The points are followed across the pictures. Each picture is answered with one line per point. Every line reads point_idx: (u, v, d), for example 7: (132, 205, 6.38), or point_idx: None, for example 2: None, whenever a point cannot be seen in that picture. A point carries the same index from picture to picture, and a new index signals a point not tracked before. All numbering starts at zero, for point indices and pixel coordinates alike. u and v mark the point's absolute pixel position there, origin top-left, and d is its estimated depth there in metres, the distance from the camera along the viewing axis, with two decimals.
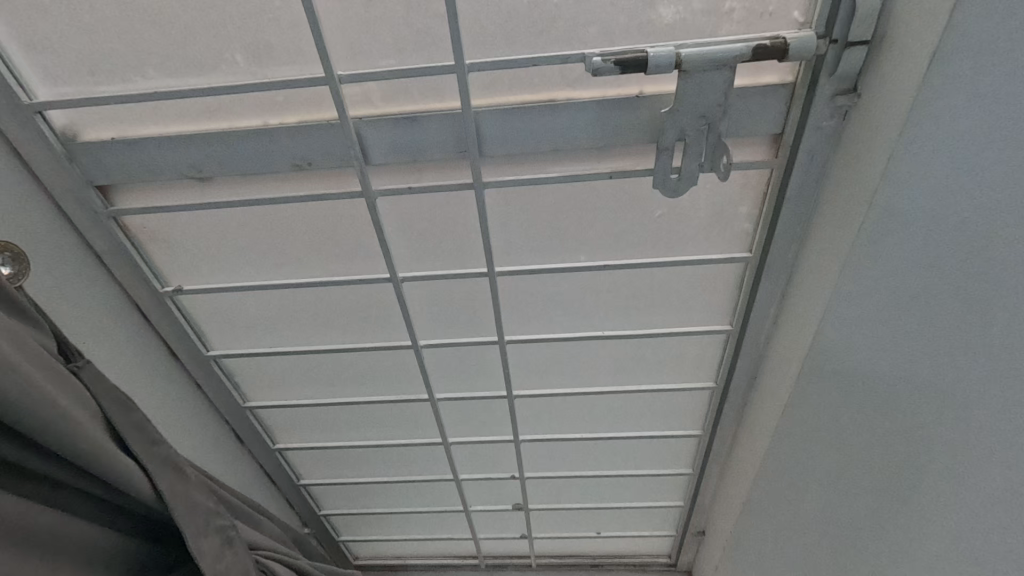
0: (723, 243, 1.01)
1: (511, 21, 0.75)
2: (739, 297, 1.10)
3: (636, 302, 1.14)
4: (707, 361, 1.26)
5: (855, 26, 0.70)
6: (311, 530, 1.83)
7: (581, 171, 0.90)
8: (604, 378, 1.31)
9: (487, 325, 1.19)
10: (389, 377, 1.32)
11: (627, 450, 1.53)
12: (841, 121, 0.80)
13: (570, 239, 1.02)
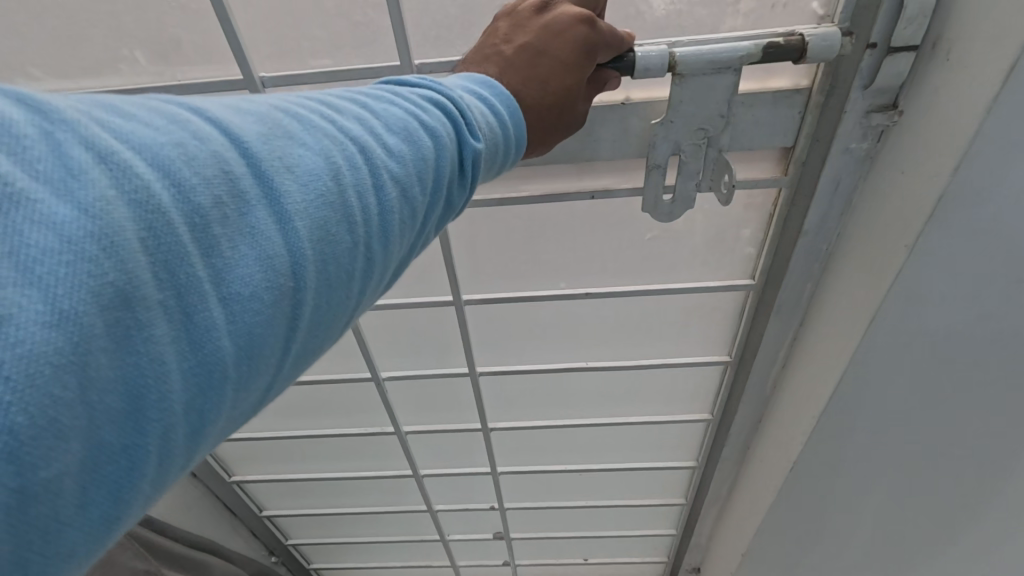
0: (722, 268, 0.92)
1: (466, 15, 0.66)
2: (740, 330, 1.01)
3: (619, 333, 1.05)
4: (697, 392, 1.18)
5: (901, 29, 0.59)
6: (279, 558, 1.77)
7: (558, 187, 0.81)
8: (584, 410, 1.24)
9: (457, 358, 1.10)
10: (354, 410, 1.24)
11: (611, 482, 1.46)
12: (876, 143, 0.69)
13: (548, 264, 0.93)
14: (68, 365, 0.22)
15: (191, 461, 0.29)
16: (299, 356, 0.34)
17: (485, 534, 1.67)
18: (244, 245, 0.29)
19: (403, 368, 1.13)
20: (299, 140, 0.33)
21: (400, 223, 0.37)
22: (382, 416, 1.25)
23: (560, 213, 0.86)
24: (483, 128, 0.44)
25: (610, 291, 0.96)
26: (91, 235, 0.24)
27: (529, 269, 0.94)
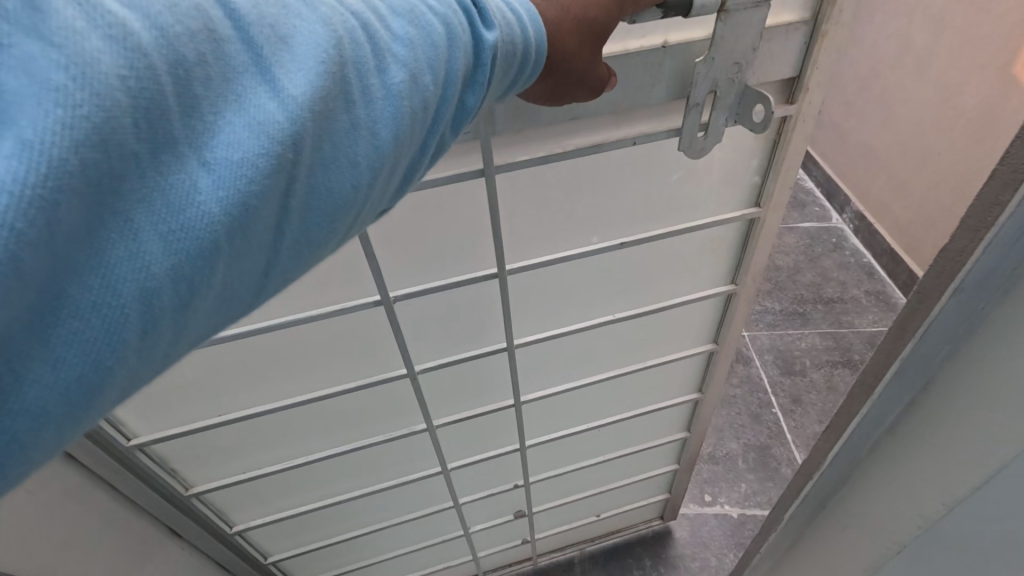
0: (728, 198, 0.82)
1: None
2: (744, 262, 0.90)
3: (630, 266, 0.86)
4: (697, 328, 1.02)
5: None
6: None
7: (601, 140, 0.69)
8: (600, 359, 1.00)
9: (496, 333, 0.86)
10: (374, 415, 0.91)
11: (623, 434, 1.17)
12: None
13: (592, 225, 0.79)
14: (42, 203, 0.21)
15: (185, 337, 0.28)
16: (299, 244, 0.31)
17: (514, 542, 1.31)
18: (232, 112, 0.26)
19: (433, 374, 0.88)
20: (298, 4, 0.29)
21: (411, 115, 0.33)
22: (411, 412, 0.92)
23: (602, 164, 0.73)
24: (498, 19, 0.39)
25: (638, 235, 0.81)
26: (58, 67, 0.21)
27: (570, 231, 0.78)
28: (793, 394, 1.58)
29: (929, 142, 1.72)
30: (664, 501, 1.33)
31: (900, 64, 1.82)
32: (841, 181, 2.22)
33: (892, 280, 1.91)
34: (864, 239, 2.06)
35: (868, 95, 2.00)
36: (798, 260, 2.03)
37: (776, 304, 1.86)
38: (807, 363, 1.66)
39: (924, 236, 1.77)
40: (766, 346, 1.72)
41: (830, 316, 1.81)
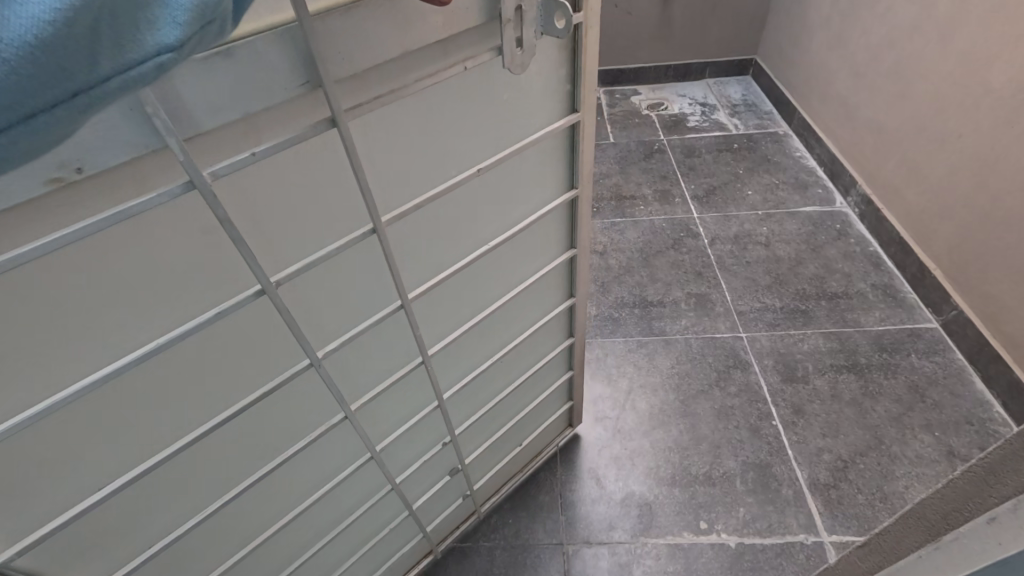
0: (544, 109, 0.78)
1: None
2: (578, 164, 0.87)
3: (485, 187, 0.79)
4: (552, 237, 0.98)
5: None
6: None
7: (439, 70, 0.62)
8: (477, 296, 0.92)
9: (385, 289, 0.75)
10: (289, 418, 0.78)
11: (520, 358, 1.13)
12: None
13: (450, 157, 0.71)
14: None
15: None
16: (18, 38, 0.28)
17: (457, 499, 1.24)
18: None
19: (339, 358, 0.77)
20: None
21: None
22: (324, 402, 0.80)
23: (440, 95, 0.65)
24: None
25: (493, 160, 0.75)
26: None
27: (436, 168, 0.70)
28: (794, 403, 1.46)
29: (944, 121, 1.58)
30: (570, 410, 1.39)
31: (918, 33, 1.66)
32: (848, 161, 2.08)
33: (901, 272, 1.77)
34: (871, 225, 1.92)
35: (881, 68, 1.85)
36: (800, 250, 1.90)
37: (776, 301, 1.74)
38: (810, 367, 1.54)
39: (936, 225, 1.62)
40: (765, 349, 1.60)
41: (834, 314, 1.68)
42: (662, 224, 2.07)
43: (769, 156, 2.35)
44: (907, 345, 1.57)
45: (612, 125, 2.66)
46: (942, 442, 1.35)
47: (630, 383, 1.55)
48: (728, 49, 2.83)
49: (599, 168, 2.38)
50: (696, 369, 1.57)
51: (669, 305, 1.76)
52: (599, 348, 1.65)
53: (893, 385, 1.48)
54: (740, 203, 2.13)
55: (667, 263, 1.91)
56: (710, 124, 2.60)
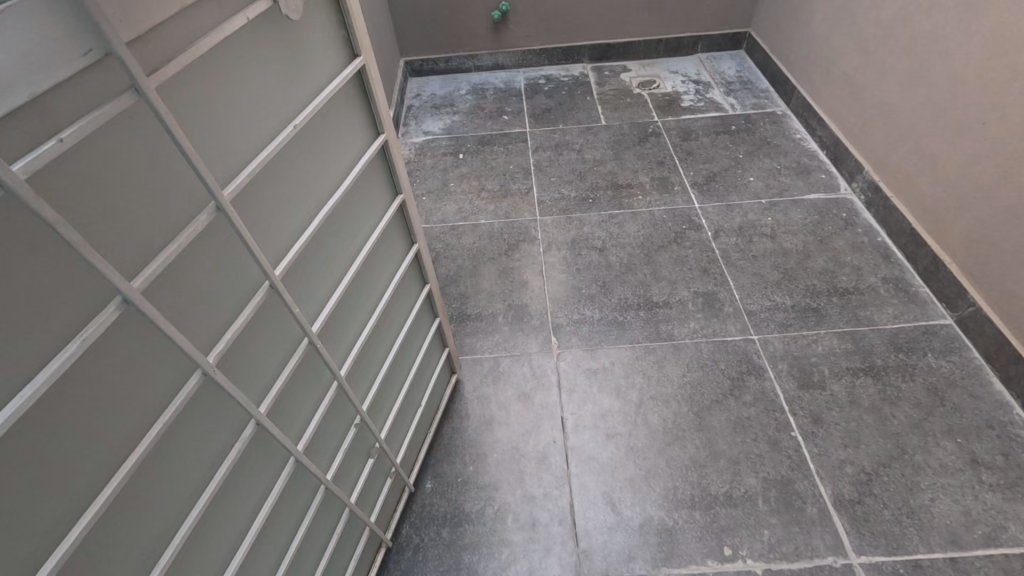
0: (330, 57, 0.77)
1: None
2: (375, 109, 0.89)
3: (306, 146, 0.76)
4: (378, 188, 0.98)
5: None
6: None
7: (227, 24, 0.57)
8: (332, 265, 0.88)
9: (246, 273, 0.69)
10: (200, 444, 0.67)
11: (392, 316, 1.13)
12: None
13: (265, 116, 0.66)
14: None
15: None
16: None
17: (386, 480, 1.21)
18: None
19: (229, 360, 0.70)
20: None
21: None
22: (231, 411, 0.71)
23: (233, 50, 0.60)
24: None
25: (307, 114, 0.72)
26: None
27: (254, 130, 0.65)
28: (813, 412, 1.39)
29: (963, 104, 1.49)
30: (449, 355, 1.47)
31: (937, 8, 1.55)
32: (853, 145, 1.98)
33: (911, 264, 1.70)
34: (878, 213, 1.84)
35: (892, 46, 1.74)
36: (807, 242, 1.82)
37: (787, 299, 1.65)
38: (827, 372, 1.47)
39: (953, 215, 1.55)
40: (779, 352, 1.52)
41: (845, 311, 1.61)
42: (662, 215, 1.96)
43: (768, 138, 2.25)
44: (922, 344, 1.51)
45: (603, 106, 2.51)
46: (966, 449, 1.30)
47: (640, 396, 1.46)
48: (720, 22, 2.69)
49: (592, 154, 2.25)
50: (709, 378, 1.48)
51: (676, 306, 1.67)
52: (605, 356, 1.55)
53: (913, 388, 1.42)
54: (742, 190, 2.03)
55: (670, 259, 1.81)
56: (704, 104, 2.46)
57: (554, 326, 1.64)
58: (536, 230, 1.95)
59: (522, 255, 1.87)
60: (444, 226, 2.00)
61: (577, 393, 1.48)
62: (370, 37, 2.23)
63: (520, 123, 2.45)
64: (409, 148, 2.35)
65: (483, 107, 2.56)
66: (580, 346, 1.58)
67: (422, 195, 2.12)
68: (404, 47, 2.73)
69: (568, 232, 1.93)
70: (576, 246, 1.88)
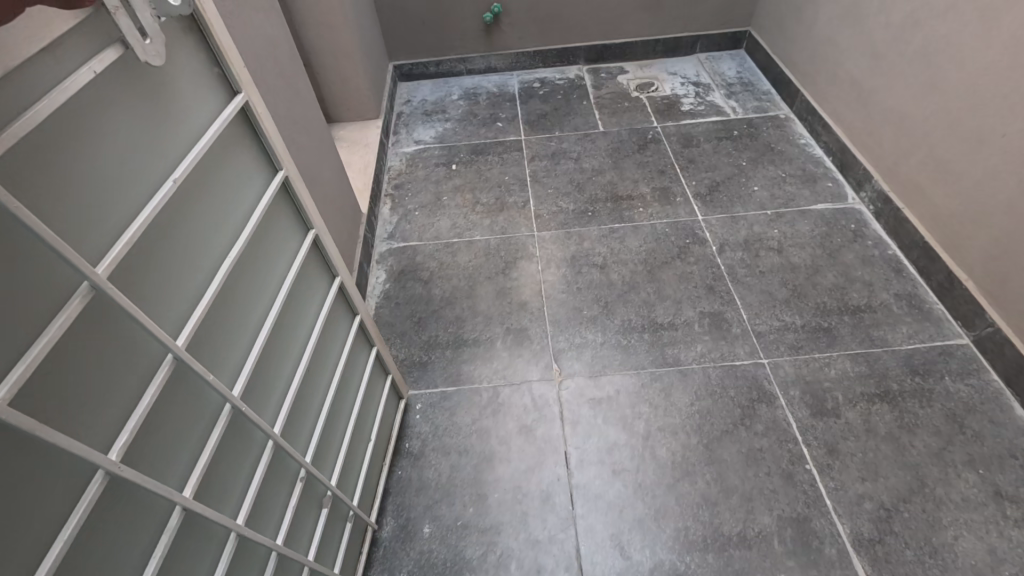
0: (206, 97, 0.67)
1: None
2: (269, 147, 0.78)
3: (191, 200, 0.64)
4: (286, 228, 0.86)
5: None
6: None
7: (72, 83, 0.48)
8: (245, 324, 0.74)
9: (142, 346, 0.55)
10: (121, 556, 0.54)
11: (323, 355, 1.00)
12: None
13: (135, 175, 0.55)
14: None
15: None
16: None
17: (343, 524, 1.09)
18: None
19: (143, 456, 0.56)
20: None
21: None
22: (147, 501, 0.57)
23: (87, 108, 0.50)
24: None
25: (188, 165, 0.62)
26: None
27: (123, 194, 0.54)
28: (827, 442, 1.33)
29: (979, 114, 1.43)
30: (392, 382, 1.37)
31: (951, 12, 1.48)
32: (861, 152, 1.91)
33: (924, 279, 1.64)
34: (888, 225, 1.78)
35: (903, 50, 1.67)
36: (815, 256, 1.75)
37: (797, 319, 1.59)
38: (840, 398, 1.41)
39: (969, 231, 1.49)
40: (790, 378, 1.46)
41: (858, 332, 1.54)
42: (665, 229, 1.89)
43: (772, 144, 2.17)
44: (939, 366, 1.45)
45: (601, 110, 2.43)
46: (988, 481, 1.24)
47: (647, 427, 1.39)
48: (719, 21, 2.60)
49: (590, 163, 2.17)
50: (718, 407, 1.42)
51: (682, 327, 1.60)
52: (609, 384, 1.48)
53: (930, 415, 1.36)
54: (747, 201, 1.95)
55: (674, 276, 1.74)
56: (705, 107, 2.38)
57: (555, 351, 1.57)
58: (534, 247, 1.87)
59: (520, 273, 1.80)
60: (438, 243, 1.92)
61: (581, 425, 1.41)
62: (357, 40, 2.11)
63: (514, 130, 2.36)
64: (399, 159, 2.26)
65: (475, 113, 2.47)
66: (584, 374, 1.51)
67: (414, 210, 2.04)
68: (393, 51, 2.63)
69: (567, 248, 1.85)
70: (576, 263, 1.81)
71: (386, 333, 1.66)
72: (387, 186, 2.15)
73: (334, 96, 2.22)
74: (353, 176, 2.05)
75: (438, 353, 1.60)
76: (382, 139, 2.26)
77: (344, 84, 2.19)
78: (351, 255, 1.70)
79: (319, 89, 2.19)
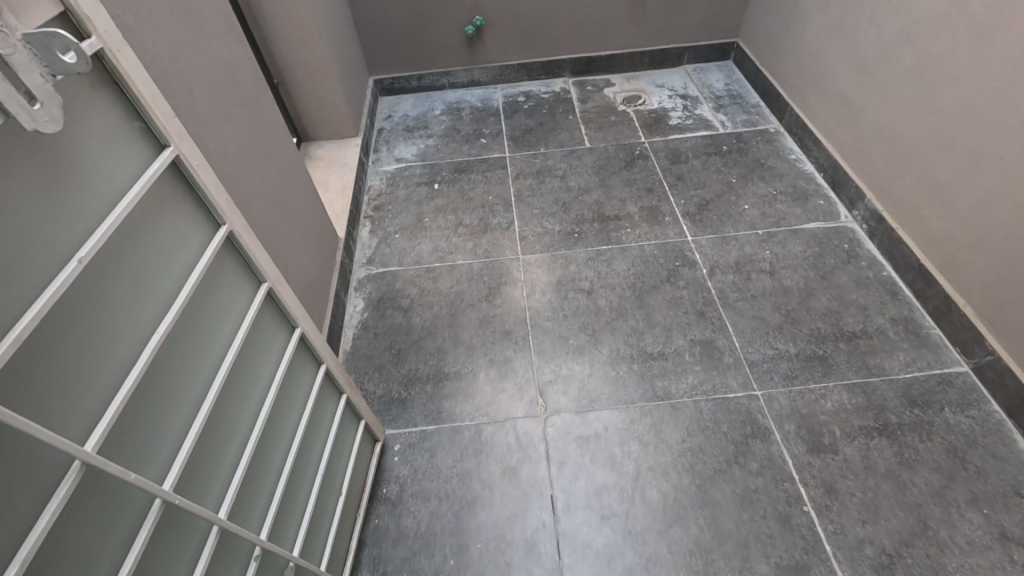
0: (126, 161, 0.63)
1: None
2: (206, 198, 0.74)
3: (107, 277, 0.60)
4: (232, 285, 0.82)
5: None
6: None
7: None
8: (180, 398, 0.70)
9: (44, 455, 0.50)
10: None
11: (283, 413, 0.95)
12: None
13: (28, 263, 0.51)
14: None
15: None
16: None
17: None
18: None
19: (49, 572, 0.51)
20: None
21: None
22: None
23: None
24: None
25: (97, 243, 0.57)
26: None
27: (14, 284, 0.50)
28: (825, 481, 1.27)
29: (975, 135, 1.38)
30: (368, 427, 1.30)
31: (945, 29, 1.43)
32: (853, 169, 1.86)
33: (920, 302, 1.59)
34: (882, 244, 1.73)
35: (895, 66, 1.62)
36: (808, 278, 1.70)
37: (791, 346, 1.53)
38: (837, 433, 1.35)
39: (965, 256, 1.44)
40: (785, 411, 1.40)
41: (854, 360, 1.49)
42: (654, 250, 1.82)
43: (762, 159, 2.12)
44: (938, 396, 1.39)
45: (587, 125, 2.36)
46: (993, 521, 1.19)
47: (637, 466, 1.33)
48: (707, 31, 2.55)
49: (577, 181, 2.10)
50: (710, 443, 1.36)
51: (672, 358, 1.53)
52: (597, 421, 1.41)
53: (930, 450, 1.30)
54: (737, 220, 1.90)
55: (663, 302, 1.67)
56: (693, 121, 2.33)
57: (540, 384, 1.50)
58: (518, 271, 1.80)
59: (504, 299, 1.73)
60: (419, 268, 1.84)
61: (568, 465, 1.34)
62: (332, 56, 2.04)
63: (498, 147, 2.30)
64: (379, 179, 2.18)
65: (458, 129, 2.40)
66: (570, 410, 1.44)
67: (394, 232, 1.96)
68: (373, 65, 2.55)
69: (553, 272, 1.79)
70: (562, 288, 1.74)
71: (364, 367, 1.58)
72: (367, 207, 2.08)
73: (309, 114, 2.14)
74: (330, 198, 1.97)
75: (418, 388, 1.52)
76: (361, 158, 2.18)
77: (320, 102, 2.11)
78: (327, 284, 1.62)
79: (293, 107, 2.11)
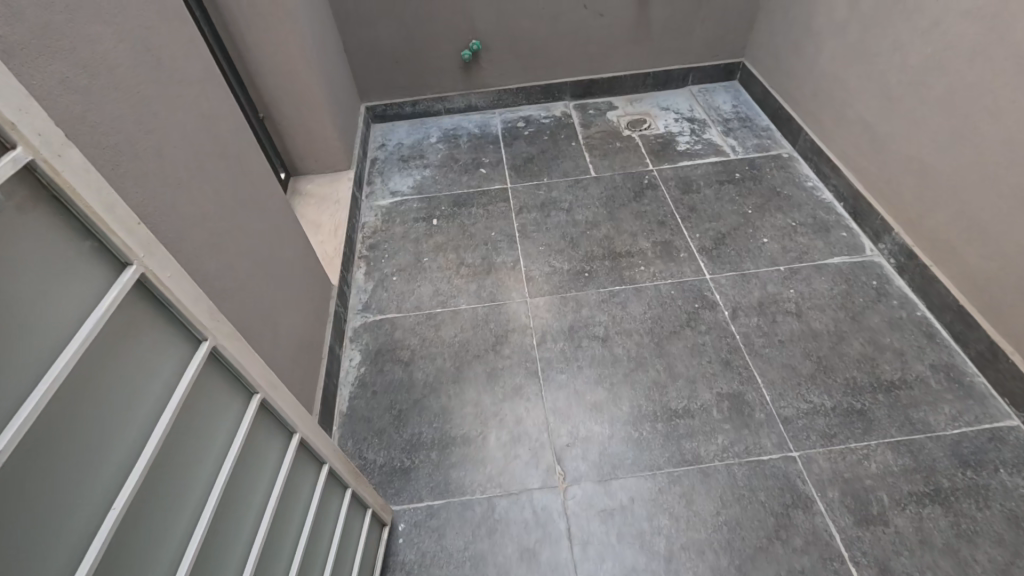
0: (73, 294, 0.53)
1: None
2: (179, 313, 0.64)
3: (50, 453, 0.50)
4: (215, 404, 0.72)
5: None
6: None
7: None
8: (155, 566, 0.59)
9: None
10: None
11: (283, 532, 0.83)
12: None
13: None
14: None
15: None
16: None
17: None
18: None
19: None
20: None
21: None
22: None
23: None
24: None
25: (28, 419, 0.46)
26: None
27: None
28: (878, 559, 1.15)
29: (1018, 173, 1.28)
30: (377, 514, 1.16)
31: (982, 58, 1.34)
32: (877, 199, 1.76)
33: (961, 345, 1.48)
34: (914, 281, 1.62)
35: (924, 95, 1.52)
36: (838, 320, 1.58)
37: (827, 400, 1.41)
38: (886, 501, 1.23)
39: (1012, 301, 1.33)
40: (827, 476, 1.28)
41: (896, 414, 1.37)
42: (671, 291, 1.71)
43: (778, 188, 2.02)
44: (991, 455, 1.28)
45: (591, 152, 2.25)
46: None
47: (668, 545, 1.20)
48: (713, 51, 2.46)
49: (584, 215, 1.98)
50: (748, 515, 1.23)
51: (699, 415, 1.41)
52: (622, 491, 1.29)
53: (990, 520, 1.19)
54: (757, 255, 1.79)
55: (684, 349, 1.55)
56: (702, 147, 2.23)
57: (557, 449, 1.37)
58: (527, 317, 1.67)
59: (512, 349, 1.60)
60: (420, 314, 1.71)
61: (592, 545, 1.21)
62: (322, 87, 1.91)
63: (499, 177, 2.18)
64: (374, 215, 2.05)
65: (456, 159, 2.28)
66: (591, 479, 1.31)
67: (391, 275, 1.83)
68: (365, 92, 2.43)
69: (564, 317, 1.66)
70: (574, 335, 1.61)
71: (363, 431, 1.44)
72: (361, 246, 1.94)
73: (297, 149, 2.01)
74: (322, 239, 1.84)
75: (423, 456, 1.38)
76: (354, 194, 2.05)
77: (309, 135, 1.98)
78: (321, 340, 1.49)
79: (280, 142, 1.98)
